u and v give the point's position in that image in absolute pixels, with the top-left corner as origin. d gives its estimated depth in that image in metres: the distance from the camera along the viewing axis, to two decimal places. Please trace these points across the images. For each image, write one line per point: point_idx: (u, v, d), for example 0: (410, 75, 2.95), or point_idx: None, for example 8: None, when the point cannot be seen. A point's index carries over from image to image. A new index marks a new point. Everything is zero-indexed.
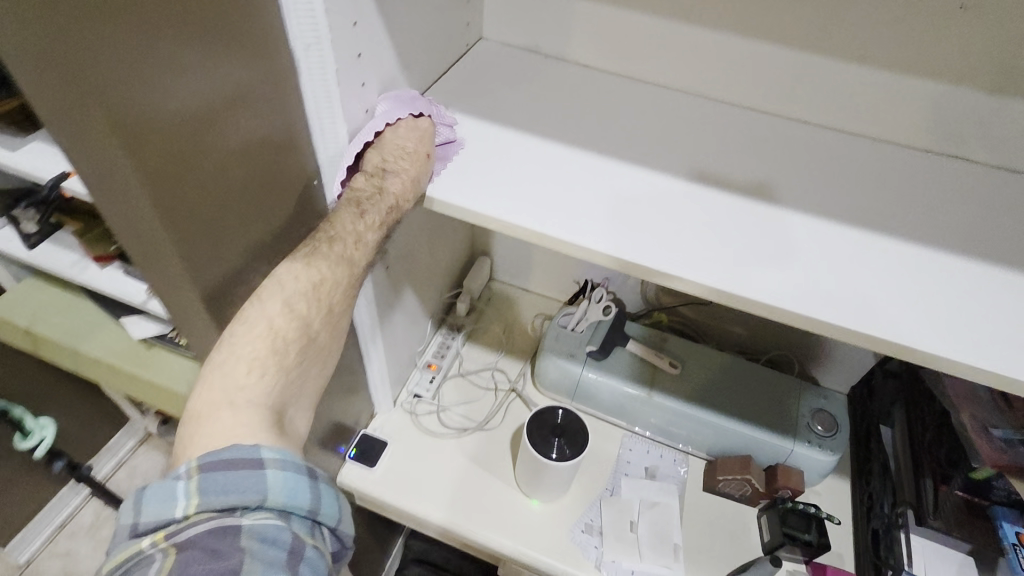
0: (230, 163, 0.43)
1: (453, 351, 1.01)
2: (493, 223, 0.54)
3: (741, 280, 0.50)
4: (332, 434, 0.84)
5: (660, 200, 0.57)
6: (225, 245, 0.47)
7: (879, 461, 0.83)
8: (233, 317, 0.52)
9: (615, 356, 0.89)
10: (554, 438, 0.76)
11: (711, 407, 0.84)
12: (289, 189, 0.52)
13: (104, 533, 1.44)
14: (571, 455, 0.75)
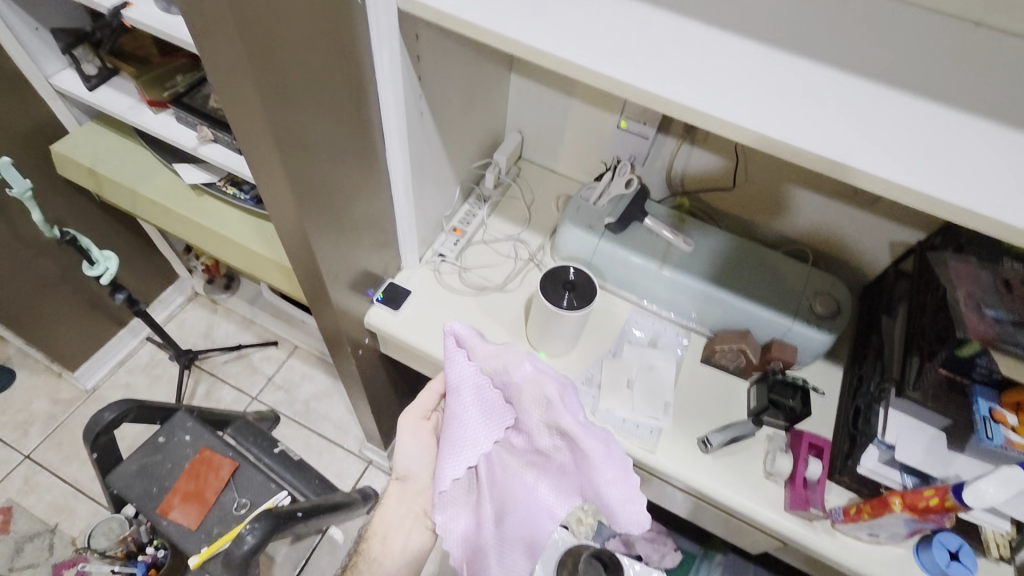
0: (319, 97, 0.64)
1: (478, 220, 1.06)
2: (524, 50, 0.56)
3: (753, 115, 0.52)
4: (363, 278, 0.92)
5: (687, 42, 0.58)
6: (293, 98, 0.60)
7: (875, 347, 0.88)
8: (319, 211, 0.75)
9: (632, 230, 0.93)
10: (565, 292, 0.82)
11: (719, 284, 0.89)
12: (356, 116, 0.73)
13: (159, 372, 1.62)
14: (579, 307, 0.81)
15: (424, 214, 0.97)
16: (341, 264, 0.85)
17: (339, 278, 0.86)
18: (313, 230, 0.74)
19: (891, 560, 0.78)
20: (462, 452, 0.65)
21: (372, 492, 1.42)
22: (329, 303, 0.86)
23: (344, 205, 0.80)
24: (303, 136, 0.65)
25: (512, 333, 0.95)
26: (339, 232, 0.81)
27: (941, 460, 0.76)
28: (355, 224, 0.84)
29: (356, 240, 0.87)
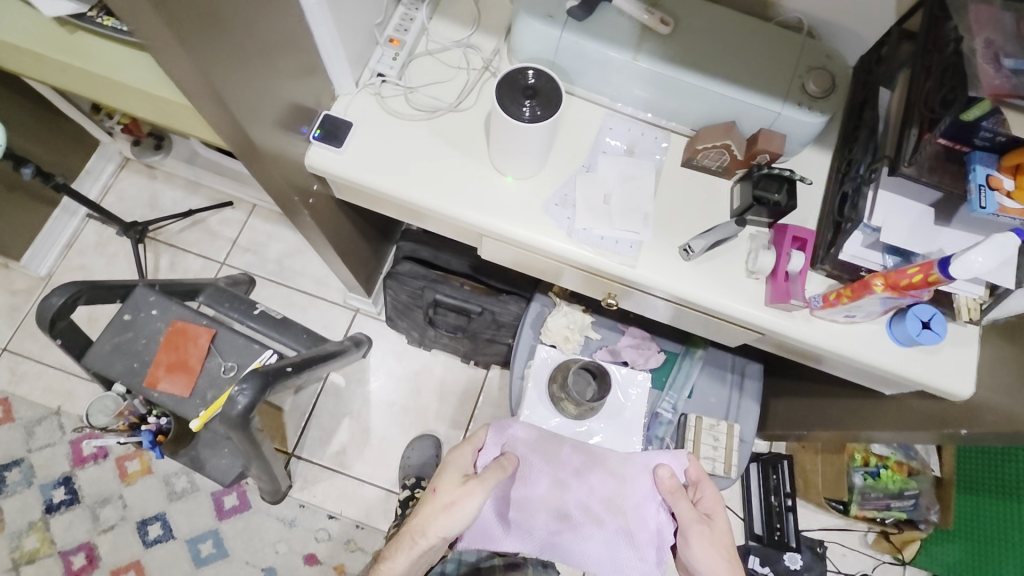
0: None
1: (417, 24, 0.88)
2: None
3: None
4: (290, 114, 0.79)
5: None
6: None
7: (869, 127, 0.81)
8: (221, 61, 0.62)
9: (600, 16, 0.78)
10: (525, 100, 0.70)
11: (701, 72, 0.77)
12: None
13: (113, 251, 1.52)
14: (542, 116, 0.70)
15: (347, 23, 0.80)
16: (258, 99, 0.71)
17: (261, 116, 0.73)
18: (220, 81, 0.62)
19: (865, 337, 0.81)
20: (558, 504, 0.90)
21: (362, 338, 1.45)
22: (257, 147, 0.74)
23: (243, 21, 0.64)
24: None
25: (474, 156, 0.85)
26: (252, 84, 0.69)
27: (927, 235, 0.74)
28: (262, 45, 0.68)
29: (271, 66, 0.71)
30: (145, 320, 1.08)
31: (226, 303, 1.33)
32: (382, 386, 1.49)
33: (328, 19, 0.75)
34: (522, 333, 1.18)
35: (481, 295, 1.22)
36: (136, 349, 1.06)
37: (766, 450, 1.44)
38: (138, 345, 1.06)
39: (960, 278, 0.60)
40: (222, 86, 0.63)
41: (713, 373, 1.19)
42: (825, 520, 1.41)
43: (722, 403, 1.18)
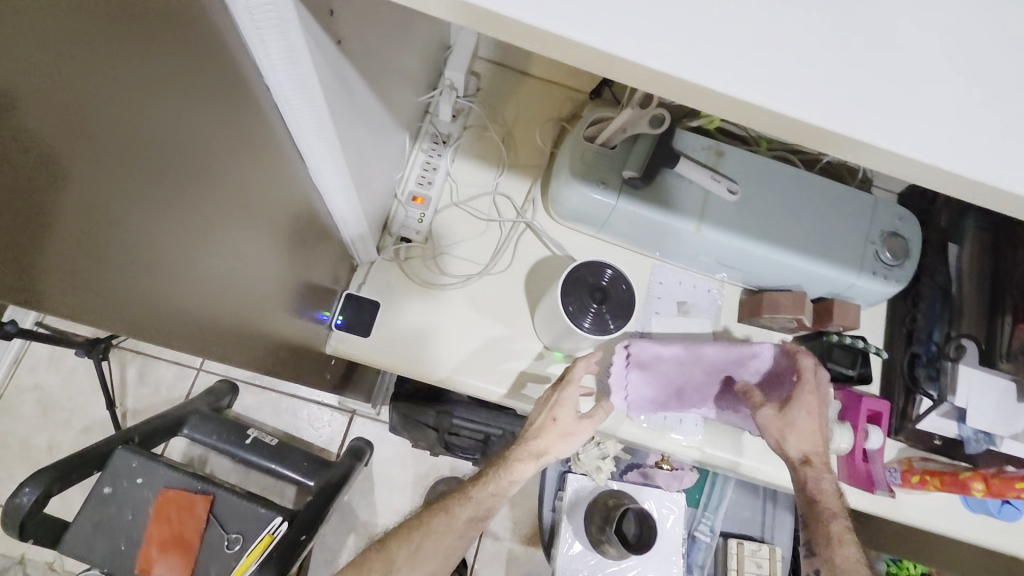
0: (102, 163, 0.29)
1: (442, 175, 0.78)
2: (553, 55, 0.31)
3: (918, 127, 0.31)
4: (295, 278, 0.63)
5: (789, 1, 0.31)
6: (85, 195, 0.29)
7: (932, 282, 0.75)
8: (198, 300, 0.44)
9: (661, 182, 0.69)
10: (593, 304, 0.62)
11: (770, 243, 0.69)
12: (218, 136, 0.38)
13: (70, 365, 1.35)
14: (612, 326, 0.62)
15: (370, 196, 0.68)
16: (260, 289, 0.56)
17: (264, 304, 0.57)
18: (190, 323, 0.43)
19: (942, 508, 0.76)
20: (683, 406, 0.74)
21: (363, 445, 1.32)
22: (265, 346, 0.60)
23: (242, 230, 0.47)
24: (138, 229, 0.34)
25: (519, 323, 0.76)
26: (236, 297, 0.50)
27: (1010, 416, 0.71)
28: (269, 242, 0.54)
29: (274, 251, 0.56)
30: (128, 493, 0.94)
31: (213, 434, 1.20)
32: (387, 494, 1.38)
33: (348, 195, 0.60)
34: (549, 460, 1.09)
35: (500, 415, 1.14)
36: (122, 525, 0.93)
37: None
38: (124, 521, 0.93)
39: None
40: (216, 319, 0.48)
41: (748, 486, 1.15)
42: None
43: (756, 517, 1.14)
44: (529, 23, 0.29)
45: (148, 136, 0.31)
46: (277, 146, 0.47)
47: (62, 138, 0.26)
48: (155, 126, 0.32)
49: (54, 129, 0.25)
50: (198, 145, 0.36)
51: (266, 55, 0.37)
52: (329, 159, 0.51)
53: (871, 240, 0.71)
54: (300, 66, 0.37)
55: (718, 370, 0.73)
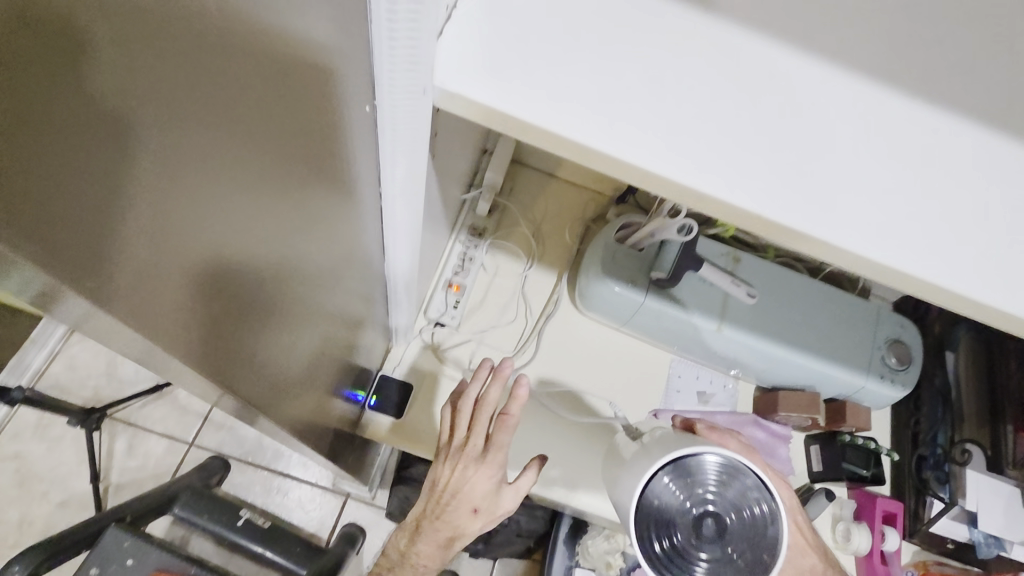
0: (258, 248, 0.29)
1: (477, 265, 0.83)
2: (652, 184, 0.34)
3: (978, 275, 0.34)
4: (341, 357, 0.61)
5: (852, 157, 0.35)
6: (239, 279, 0.28)
7: (930, 387, 0.82)
8: (281, 379, 0.42)
9: (685, 283, 0.75)
10: (704, 515, 0.45)
11: (786, 343, 0.75)
12: (332, 225, 0.39)
13: (57, 433, 1.30)
14: (742, 534, 0.45)
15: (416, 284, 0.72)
16: (315, 355, 0.50)
17: (312, 371, 0.51)
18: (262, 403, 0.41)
19: None
20: None
21: (357, 531, 1.28)
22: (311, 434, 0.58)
23: (317, 288, 0.42)
24: (261, 310, 0.33)
25: (546, 408, 0.78)
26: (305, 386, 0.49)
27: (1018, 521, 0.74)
28: (337, 323, 0.54)
29: (333, 314, 0.50)
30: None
31: (204, 515, 1.15)
32: None
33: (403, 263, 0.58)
34: (556, 553, 1.08)
35: None
36: None
37: None
38: None
39: None
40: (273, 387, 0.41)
41: None
42: None
43: None
44: (645, 164, 0.33)
45: (292, 219, 0.32)
46: (367, 234, 0.48)
47: (213, 204, 0.23)
48: (298, 210, 0.32)
49: (222, 198, 0.23)
50: (320, 228, 0.37)
51: (394, 162, 0.40)
52: (398, 255, 0.56)
53: (878, 346, 0.77)
54: (420, 133, 0.37)
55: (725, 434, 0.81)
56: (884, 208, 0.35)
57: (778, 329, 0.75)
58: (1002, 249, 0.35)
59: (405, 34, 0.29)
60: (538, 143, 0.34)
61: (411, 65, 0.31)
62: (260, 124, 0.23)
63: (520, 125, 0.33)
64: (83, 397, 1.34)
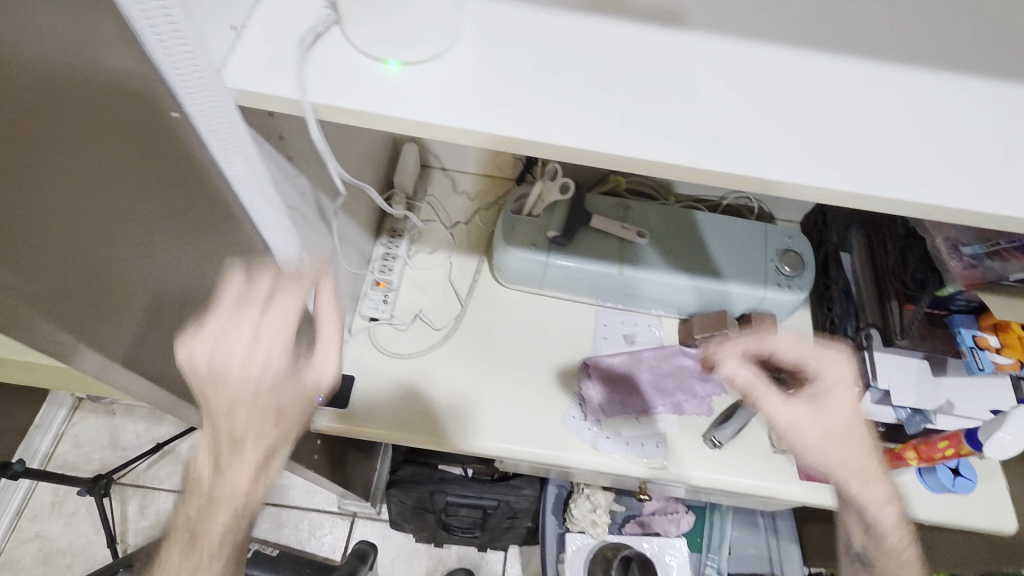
0: (112, 269, 0.39)
1: (400, 262, 0.91)
2: (414, 126, 0.41)
3: (691, 149, 0.41)
4: None
5: (580, 69, 0.44)
6: (107, 291, 0.39)
7: (837, 288, 0.87)
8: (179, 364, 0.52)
9: (579, 238, 0.83)
10: None
11: (682, 272, 0.82)
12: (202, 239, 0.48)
13: (72, 508, 1.38)
14: None
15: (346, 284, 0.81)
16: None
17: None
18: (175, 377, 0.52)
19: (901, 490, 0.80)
20: (633, 395, 0.84)
21: (367, 548, 1.33)
22: None
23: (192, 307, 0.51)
24: (139, 310, 0.43)
25: (485, 375, 0.85)
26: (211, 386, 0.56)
27: (930, 389, 0.78)
28: None
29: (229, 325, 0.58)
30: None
31: None
32: None
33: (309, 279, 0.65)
34: (546, 522, 1.12)
35: (492, 487, 1.19)
36: None
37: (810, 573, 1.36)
38: None
39: (994, 458, 0.62)
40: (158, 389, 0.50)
41: (744, 519, 1.16)
42: None
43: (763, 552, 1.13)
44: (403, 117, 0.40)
45: (147, 238, 0.41)
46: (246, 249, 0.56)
47: (51, 237, 0.33)
48: (154, 230, 0.42)
49: (58, 237, 0.33)
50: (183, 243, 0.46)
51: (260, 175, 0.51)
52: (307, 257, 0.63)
53: (771, 255, 0.83)
54: (252, 153, 0.46)
55: (655, 368, 0.87)
56: (638, 117, 0.42)
57: (672, 258, 0.82)
58: (745, 130, 0.42)
59: (189, 73, 0.38)
60: (340, 120, 0.41)
61: (209, 97, 0.39)
62: (80, 173, 0.33)
63: (290, 105, 0.40)
64: (92, 470, 1.43)
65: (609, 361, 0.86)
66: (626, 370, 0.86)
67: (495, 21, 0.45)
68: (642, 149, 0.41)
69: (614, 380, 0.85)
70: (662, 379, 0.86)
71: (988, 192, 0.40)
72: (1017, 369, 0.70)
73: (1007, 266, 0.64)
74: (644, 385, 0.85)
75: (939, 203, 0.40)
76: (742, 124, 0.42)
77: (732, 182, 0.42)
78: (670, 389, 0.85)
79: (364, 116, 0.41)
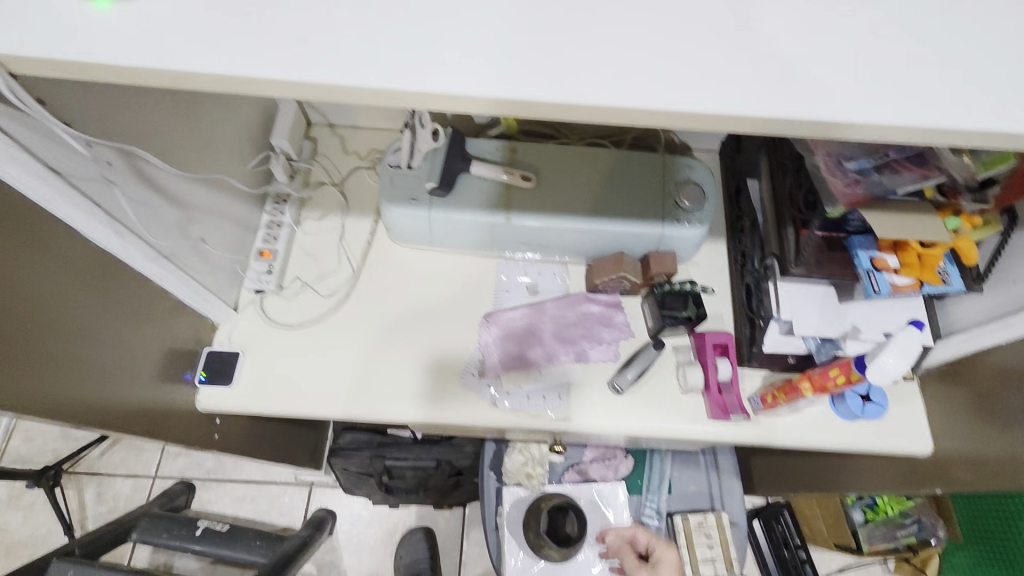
0: None
1: (287, 229, 0.86)
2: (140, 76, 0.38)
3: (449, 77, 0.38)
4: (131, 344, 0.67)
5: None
6: None
7: (747, 218, 0.82)
8: None
9: (461, 187, 0.78)
10: None
11: (573, 215, 0.76)
12: None
13: (29, 500, 1.39)
14: None
15: (219, 258, 0.77)
16: (50, 364, 0.56)
17: (52, 381, 0.56)
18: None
19: (814, 423, 0.77)
20: (536, 347, 0.81)
21: (323, 516, 1.34)
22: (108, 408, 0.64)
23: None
24: None
25: (382, 339, 0.82)
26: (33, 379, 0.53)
27: (836, 316, 0.74)
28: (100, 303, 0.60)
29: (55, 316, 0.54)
30: None
31: (163, 534, 1.21)
32: (357, 559, 1.40)
33: (147, 255, 0.61)
34: (485, 478, 1.12)
35: (432, 448, 1.18)
36: None
37: (763, 505, 1.37)
38: None
39: (880, 382, 0.58)
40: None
41: (685, 460, 1.15)
42: (843, 559, 1.34)
43: (704, 490, 1.12)
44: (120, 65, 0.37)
45: None
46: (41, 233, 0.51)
47: None
48: None
49: None
50: None
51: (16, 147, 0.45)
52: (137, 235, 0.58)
53: (668, 189, 0.78)
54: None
55: (560, 317, 0.83)
56: None
57: (562, 201, 0.77)
58: None
59: None
60: (65, 75, 0.38)
61: None
62: None
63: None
64: (44, 462, 1.43)
65: (510, 314, 0.82)
66: (528, 322, 0.82)
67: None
68: (410, 81, 0.39)
69: (516, 332, 0.82)
70: (567, 328, 0.82)
71: (771, 96, 0.39)
72: (917, 290, 0.66)
73: (895, 179, 0.59)
74: (547, 335, 0.82)
75: (721, 112, 0.39)
76: (518, 43, 0.40)
77: (512, 110, 0.40)
78: (575, 337, 0.82)
79: (89, 67, 0.37)
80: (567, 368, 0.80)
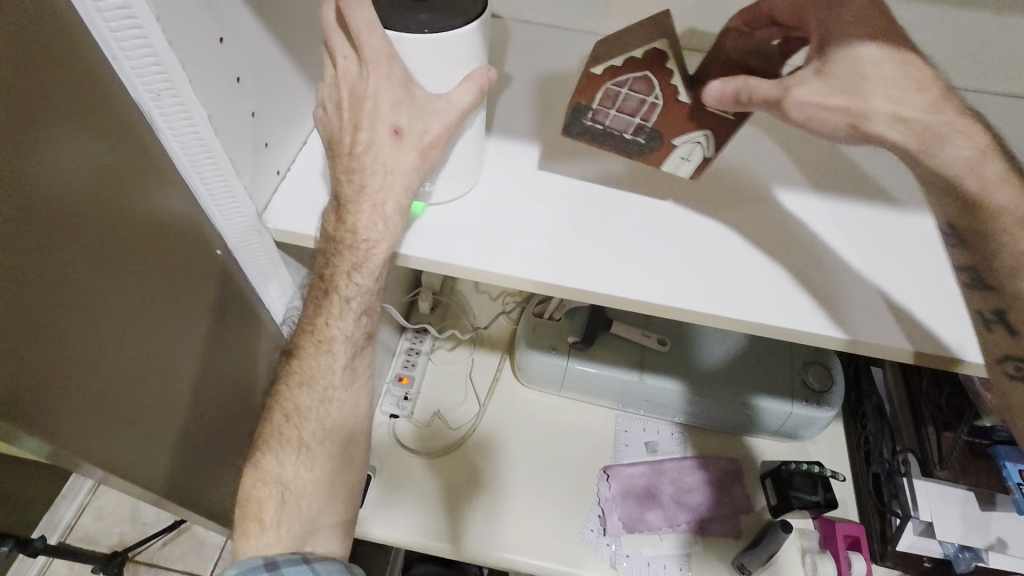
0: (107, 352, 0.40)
1: (423, 357, 0.92)
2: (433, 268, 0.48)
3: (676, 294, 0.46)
4: None
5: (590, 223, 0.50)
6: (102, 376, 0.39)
7: (870, 403, 0.83)
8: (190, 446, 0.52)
9: (599, 342, 0.83)
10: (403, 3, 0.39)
11: (706, 382, 0.80)
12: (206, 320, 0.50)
13: None
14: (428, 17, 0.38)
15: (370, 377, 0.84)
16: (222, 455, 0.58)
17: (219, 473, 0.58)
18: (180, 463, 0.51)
19: None
20: (655, 509, 0.81)
21: None
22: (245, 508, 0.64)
23: (201, 396, 0.53)
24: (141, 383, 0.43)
25: (505, 482, 0.83)
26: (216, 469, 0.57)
27: (979, 526, 0.71)
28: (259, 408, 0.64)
29: (222, 428, 0.58)
30: None
31: None
32: None
33: None
34: None
35: None
36: None
37: None
38: None
39: None
40: (131, 478, 0.46)
41: None
42: None
43: None
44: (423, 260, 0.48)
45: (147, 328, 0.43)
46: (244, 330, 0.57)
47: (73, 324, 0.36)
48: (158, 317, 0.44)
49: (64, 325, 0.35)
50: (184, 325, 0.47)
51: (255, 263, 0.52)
52: None
53: (798, 369, 0.81)
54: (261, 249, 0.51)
55: (678, 480, 0.84)
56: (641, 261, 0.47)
57: (694, 367, 0.81)
58: None
59: (232, 211, 0.46)
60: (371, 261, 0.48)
61: (242, 215, 0.46)
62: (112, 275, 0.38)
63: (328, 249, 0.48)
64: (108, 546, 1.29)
65: (630, 472, 0.83)
66: (646, 482, 0.83)
67: (506, 152, 0.55)
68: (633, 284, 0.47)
69: (635, 491, 0.82)
70: (686, 492, 0.83)
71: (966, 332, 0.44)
72: None
73: None
74: (666, 497, 0.82)
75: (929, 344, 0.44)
76: None
77: None
78: (695, 503, 0.82)
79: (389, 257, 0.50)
80: (687, 538, 0.79)
